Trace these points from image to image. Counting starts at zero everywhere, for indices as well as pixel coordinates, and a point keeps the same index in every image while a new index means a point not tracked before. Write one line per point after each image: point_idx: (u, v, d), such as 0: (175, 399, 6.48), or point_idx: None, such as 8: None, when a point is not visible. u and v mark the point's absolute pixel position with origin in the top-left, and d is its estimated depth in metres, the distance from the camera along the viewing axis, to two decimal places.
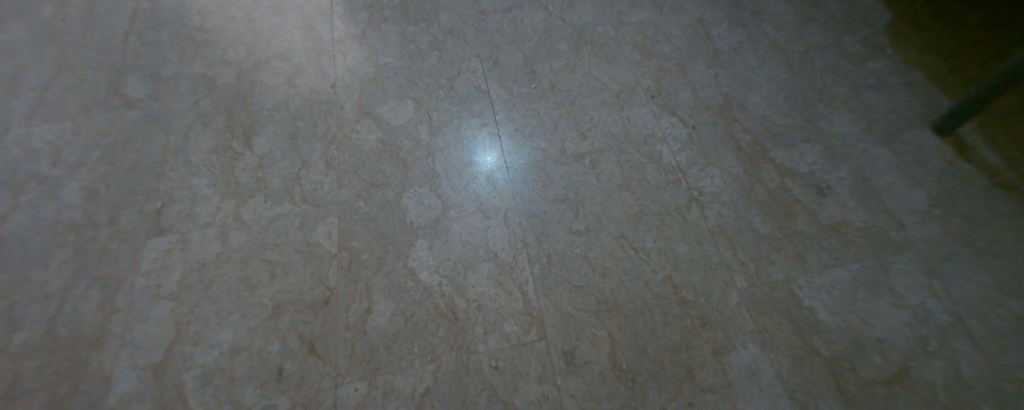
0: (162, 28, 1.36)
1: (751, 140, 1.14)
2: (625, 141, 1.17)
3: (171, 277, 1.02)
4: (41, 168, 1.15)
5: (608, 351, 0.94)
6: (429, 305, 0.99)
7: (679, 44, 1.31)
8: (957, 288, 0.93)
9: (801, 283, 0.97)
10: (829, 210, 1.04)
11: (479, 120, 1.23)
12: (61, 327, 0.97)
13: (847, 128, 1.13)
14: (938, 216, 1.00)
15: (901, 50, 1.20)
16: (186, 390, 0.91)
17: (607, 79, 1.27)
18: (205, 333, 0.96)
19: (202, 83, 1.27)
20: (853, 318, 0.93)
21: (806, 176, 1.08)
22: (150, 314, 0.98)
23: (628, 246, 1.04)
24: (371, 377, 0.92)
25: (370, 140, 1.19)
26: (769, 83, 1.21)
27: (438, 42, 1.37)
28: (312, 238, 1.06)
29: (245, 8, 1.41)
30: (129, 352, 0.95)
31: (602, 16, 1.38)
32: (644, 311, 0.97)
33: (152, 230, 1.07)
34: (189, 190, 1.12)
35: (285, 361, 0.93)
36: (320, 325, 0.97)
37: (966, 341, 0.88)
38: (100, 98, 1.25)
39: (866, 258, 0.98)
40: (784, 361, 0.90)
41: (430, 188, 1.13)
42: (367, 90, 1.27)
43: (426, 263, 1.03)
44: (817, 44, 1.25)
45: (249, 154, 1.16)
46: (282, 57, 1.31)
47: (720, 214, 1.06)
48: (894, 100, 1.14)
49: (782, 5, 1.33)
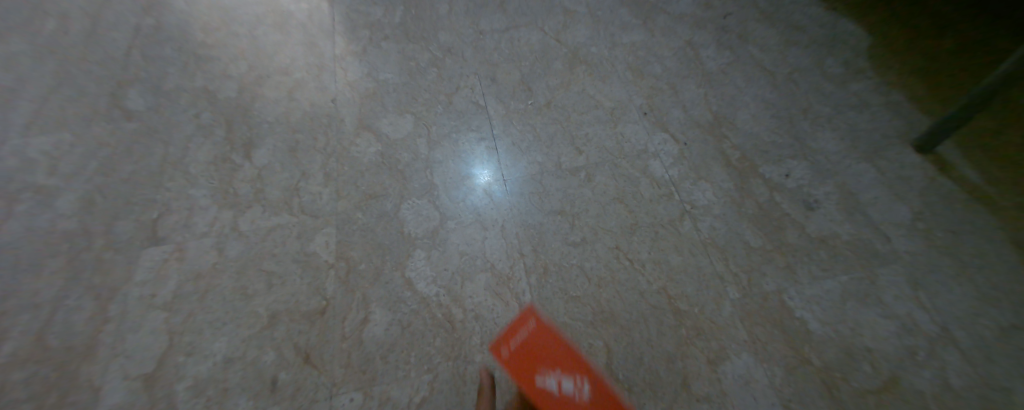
0: (166, 43, 1.39)
1: (740, 155, 1.18)
2: (619, 156, 1.20)
3: (166, 288, 1.01)
4: (36, 178, 1.15)
5: (604, 361, 0.95)
6: (425, 314, 0.99)
7: (670, 65, 1.36)
8: (943, 299, 0.96)
9: (792, 293, 0.99)
10: (817, 224, 1.07)
11: (477, 134, 1.26)
12: (50, 338, 0.95)
13: (831, 145, 1.17)
14: (921, 229, 1.04)
15: (881, 72, 1.26)
16: (178, 401, 0.90)
17: (601, 97, 1.31)
18: (199, 343, 0.95)
19: (204, 96, 1.29)
20: (843, 328, 0.95)
21: (794, 190, 1.12)
22: (142, 324, 0.97)
23: (623, 257, 1.06)
24: (366, 387, 0.91)
25: (369, 153, 1.21)
26: (757, 102, 1.26)
27: (438, 60, 1.40)
28: (310, 249, 1.06)
29: (248, 25, 1.44)
30: (119, 363, 0.93)
31: (596, 38, 1.43)
32: (639, 321, 0.98)
33: (148, 240, 1.07)
34: (187, 200, 1.12)
35: (280, 371, 0.93)
36: (316, 335, 0.96)
37: (953, 350, 0.91)
38: (101, 110, 1.26)
39: (854, 270, 1.01)
40: (777, 371, 0.92)
41: (428, 200, 1.14)
42: (367, 105, 1.29)
43: (424, 273, 1.04)
44: (801, 66, 1.31)
45: (248, 165, 1.17)
46: (283, 72, 1.34)
47: (711, 227, 1.09)
48: (876, 119, 1.19)
49: (768, 28, 1.39)
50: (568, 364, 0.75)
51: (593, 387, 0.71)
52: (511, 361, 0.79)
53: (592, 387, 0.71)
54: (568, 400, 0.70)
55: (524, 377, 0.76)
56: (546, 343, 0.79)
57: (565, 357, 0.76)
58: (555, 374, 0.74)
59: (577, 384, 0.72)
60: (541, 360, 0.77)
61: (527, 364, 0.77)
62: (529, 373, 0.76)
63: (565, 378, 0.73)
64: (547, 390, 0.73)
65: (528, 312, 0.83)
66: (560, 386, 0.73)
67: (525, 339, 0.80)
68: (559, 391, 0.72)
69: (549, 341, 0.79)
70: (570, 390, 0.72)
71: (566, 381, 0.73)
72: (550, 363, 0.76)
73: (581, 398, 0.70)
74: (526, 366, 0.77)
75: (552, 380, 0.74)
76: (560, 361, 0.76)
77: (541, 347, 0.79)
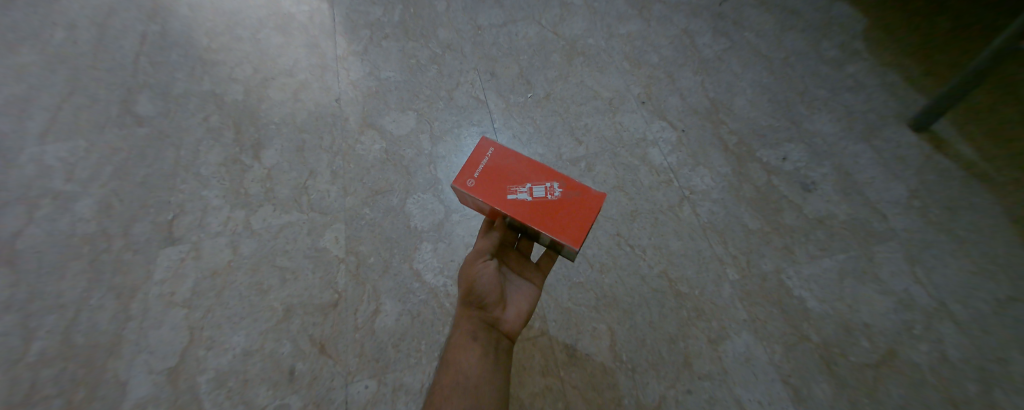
0: (171, 50, 1.42)
1: (738, 141, 1.20)
2: (618, 145, 1.23)
3: (184, 285, 1.05)
4: (54, 184, 1.18)
5: (608, 343, 0.99)
6: (435, 304, 1.03)
7: (667, 54, 1.37)
8: (940, 274, 0.98)
9: (790, 273, 1.02)
10: (814, 205, 1.09)
11: (478, 128, 1.28)
12: (76, 335, 0.99)
13: (828, 127, 1.19)
14: (917, 207, 1.06)
15: (876, 54, 1.27)
16: (201, 392, 0.94)
17: (599, 87, 1.33)
18: (219, 337, 1.00)
19: (212, 100, 1.32)
20: (842, 305, 0.97)
21: (791, 173, 1.14)
22: (164, 321, 1.01)
23: (624, 243, 1.09)
24: (381, 374, 0.96)
25: (374, 150, 1.24)
26: (753, 88, 1.28)
27: (437, 57, 1.42)
28: (320, 244, 1.10)
29: (251, 29, 1.46)
30: (143, 358, 0.97)
31: (592, 29, 1.45)
32: (641, 304, 1.02)
33: (165, 241, 1.11)
34: (200, 201, 1.16)
35: (297, 362, 0.97)
36: (330, 326, 1.00)
37: (949, 324, 0.93)
38: (113, 117, 1.29)
39: (852, 249, 1.03)
40: (777, 348, 0.95)
41: (432, 194, 1.17)
42: (370, 103, 1.32)
43: (431, 265, 1.08)
44: (797, 50, 1.32)
45: (258, 165, 1.21)
46: (287, 74, 1.37)
47: (710, 211, 1.11)
48: (871, 101, 1.21)
49: (762, 13, 1.40)
50: (533, 173, 0.83)
51: (561, 184, 0.83)
52: (480, 185, 0.83)
53: (563, 185, 0.82)
54: (540, 199, 0.82)
55: (496, 195, 0.82)
56: (509, 164, 0.85)
57: (530, 170, 0.84)
58: (523, 184, 0.83)
59: (546, 187, 0.82)
60: (507, 177, 0.83)
61: (497, 185, 0.83)
62: (499, 189, 0.83)
63: (532, 184, 0.83)
64: (518, 200, 0.82)
65: (484, 144, 0.87)
66: (530, 191, 0.82)
67: (487, 164, 0.85)
68: (530, 195, 0.82)
69: (509, 161, 0.85)
70: (541, 193, 0.82)
71: (535, 186, 0.83)
72: (517, 178, 0.83)
73: (552, 195, 0.82)
74: (497, 186, 0.83)
75: (521, 189, 0.82)
76: (525, 174, 0.83)
77: (503, 169, 0.84)
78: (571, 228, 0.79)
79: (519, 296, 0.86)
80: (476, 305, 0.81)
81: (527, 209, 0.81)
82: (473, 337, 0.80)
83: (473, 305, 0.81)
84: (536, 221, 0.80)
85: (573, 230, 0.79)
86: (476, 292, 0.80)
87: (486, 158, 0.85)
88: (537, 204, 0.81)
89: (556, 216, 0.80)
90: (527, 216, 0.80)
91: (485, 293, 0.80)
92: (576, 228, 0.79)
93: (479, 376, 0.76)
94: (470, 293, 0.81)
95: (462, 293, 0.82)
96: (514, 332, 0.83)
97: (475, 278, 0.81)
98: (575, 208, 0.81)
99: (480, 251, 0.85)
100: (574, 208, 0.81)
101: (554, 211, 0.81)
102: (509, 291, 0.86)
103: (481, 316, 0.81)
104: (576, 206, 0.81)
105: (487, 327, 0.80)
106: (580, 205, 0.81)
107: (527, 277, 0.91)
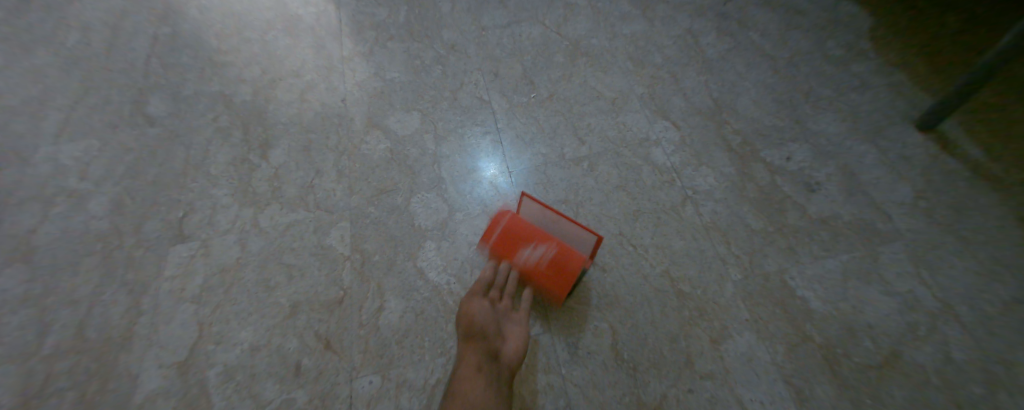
0: (182, 51, 1.45)
1: (741, 141, 1.20)
2: (621, 145, 1.23)
3: (194, 281, 1.08)
4: (69, 183, 1.21)
5: (610, 342, 0.99)
6: (438, 302, 1.04)
7: (670, 54, 1.37)
8: (944, 275, 0.97)
9: (793, 273, 1.02)
10: (818, 205, 1.09)
11: (482, 128, 1.29)
12: (89, 330, 1.02)
13: (832, 127, 1.19)
14: (922, 208, 1.05)
15: (882, 53, 1.26)
16: (209, 386, 0.96)
17: (603, 87, 1.34)
18: (227, 332, 1.02)
19: (221, 100, 1.34)
20: (845, 306, 0.97)
21: (795, 173, 1.14)
22: (174, 316, 1.04)
23: (626, 243, 1.09)
24: (384, 370, 0.97)
25: (379, 150, 1.26)
26: (757, 88, 1.28)
27: (441, 58, 1.44)
28: (326, 242, 1.12)
29: (259, 31, 1.49)
30: (154, 353, 1.00)
31: (596, 29, 1.45)
32: (643, 303, 1.02)
33: (175, 238, 1.13)
34: (210, 199, 1.18)
35: (303, 357, 0.98)
36: (336, 323, 1.02)
37: (954, 325, 0.93)
38: (125, 117, 1.32)
39: (855, 250, 1.03)
40: (779, 348, 0.95)
41: (436, 193, 1.19)
42: (375, 104, 1.34)
43: (435, 263, 1.09)
44: (802, 50, 1.32)
45: (266, 165, 1.23)
46: (294, 75, 1.39)
47: (713, 211, 1.11)
48: (877, 101, 1.20)
49: (767, 13, 1.40)
50: (536, 237, 0.98)
51: (557, 246, 0.97)
52: (493, 247, 1.01)
53: (559, 249, 0.97)
54: (541, 260, 0.98)
55: (505, 254, 1.01)
56: (517, 228, 1.00)
57: (533, 235, 0.99)
58: (527, 246, 0.99)
59: (545, 250, 0.97)
60: (515, 242, 1.00)
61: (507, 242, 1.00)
62: (506, 250, 1.01)
63: (535, 245, 0.98)
64: (523, 259, 0.99)
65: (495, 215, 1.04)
66: (533, 253, 0.98)
67: (499, 230, 1.00)
68: (534, 256, 0.98)
69: (517, 226, 1.00)
70: (540, 256, 0.98)
71: (536, 249, 0.98)
72: (523, 240, 0.99)
73: (549, 258, 0.97)
74: (506, 245, 1.00)
75: (525, 253, 0.99)
76: (530, 235, 0.99)
77: (511, 230, 1.00)
78: (563, 284, 0.96)
79: (521, 331, 0.93)
80: (476, 338, 0.89)
81: (530, 262, 0.99)
82: (476, 365, 0.85)
83: (476, 339, 0.89)
84: (536, 278, 0.99)
85: (564, 279, 0.96)
86: (478, 325, 0.90)
87: (498, 224, 1.01)
88: (537, 265, 0.98)
89: (551, 275, 0.97)
90: (528, 270, 0.99)
91: (483, 327, 0.90)
92: (563, 284, 0.97)
93: (483, 404, 0.80)
94: (472, 326, 0.91)
95: (463, 328, 0.92)
96: (513, 363, 0.88)
97: (475, 313, 0.92)
98: (568, 262, 0.95)
99: (478, 290, 0.97)
100: (568, 260, 0.95)
101: (551, 269, 0.97)
102: (508, 327, 0.93)
103: (484, 347, 0.88)
104: (570, 265, 0.95)
105: (489, 356, 0.87)
106: (573, 264, 0.95)
107: (525, 311, 0.97)
